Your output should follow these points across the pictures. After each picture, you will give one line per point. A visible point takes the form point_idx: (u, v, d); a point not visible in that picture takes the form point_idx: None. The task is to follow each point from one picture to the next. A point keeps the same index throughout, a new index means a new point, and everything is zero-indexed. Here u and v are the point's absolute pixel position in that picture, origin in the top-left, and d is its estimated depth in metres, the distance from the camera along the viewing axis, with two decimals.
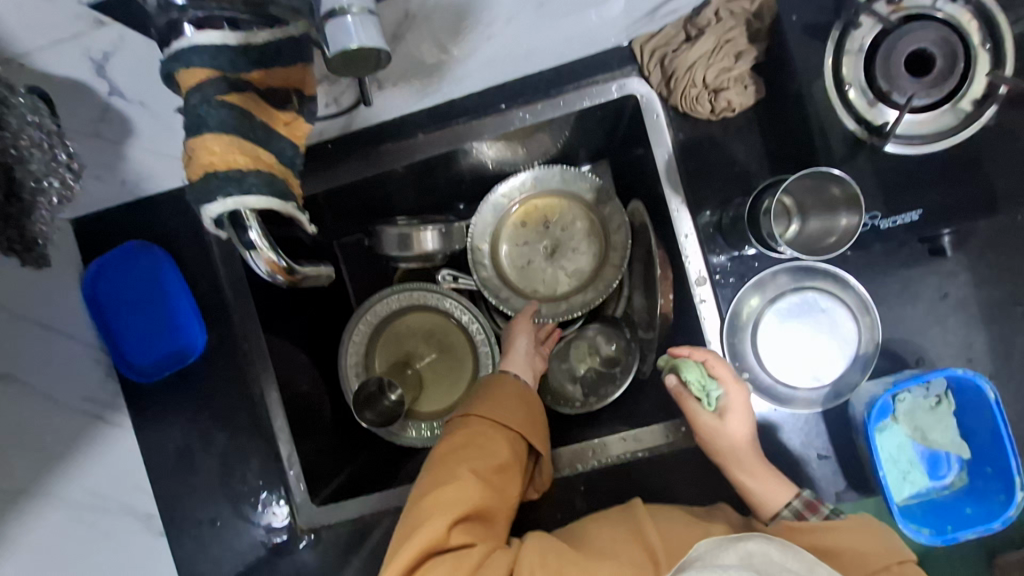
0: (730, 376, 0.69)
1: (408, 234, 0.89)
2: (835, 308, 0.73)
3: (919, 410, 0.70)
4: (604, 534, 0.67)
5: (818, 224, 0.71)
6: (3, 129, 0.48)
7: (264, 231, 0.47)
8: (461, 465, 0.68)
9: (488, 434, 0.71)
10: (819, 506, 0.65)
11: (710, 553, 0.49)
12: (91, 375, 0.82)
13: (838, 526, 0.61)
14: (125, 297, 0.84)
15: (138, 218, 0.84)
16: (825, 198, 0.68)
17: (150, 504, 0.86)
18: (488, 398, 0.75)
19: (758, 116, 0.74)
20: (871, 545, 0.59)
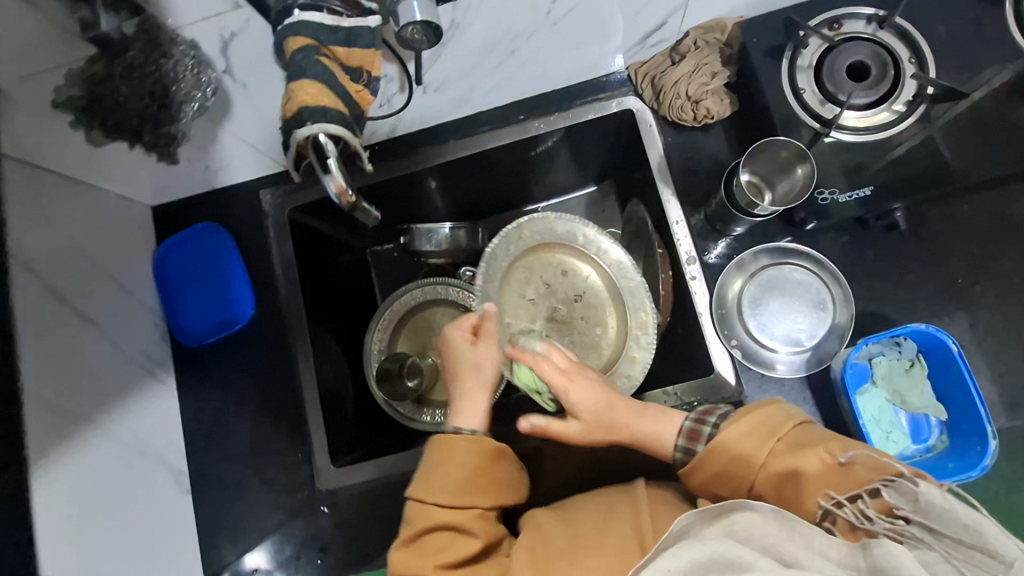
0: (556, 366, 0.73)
1: (437, 232, 1.05)
2: (812, 283, 0.83)
3: (896, 374, 0.79)
4: (597, 515, 0.70)
5: (784, 184, 0.83)
6: (167, 56, 0.72)
7: (340, 162, 0.60)
8: (434, 547, 0.65)
9: (456, 496, 0.67)
10: (699, 430, 0.67)
11: (692, 526, 0.53)
12: (149, 336, 0.93)
13: (719, 438, 0.63)
14: (185, 272, 0.97)
15: (209, 206, 1.00)
16: (779, 162, 0.82)
17: (181, 461, 0.93)
18: (441, 461, 0.69)
19: (733, 126, 0.90)
20: (749, 441, 0.61)
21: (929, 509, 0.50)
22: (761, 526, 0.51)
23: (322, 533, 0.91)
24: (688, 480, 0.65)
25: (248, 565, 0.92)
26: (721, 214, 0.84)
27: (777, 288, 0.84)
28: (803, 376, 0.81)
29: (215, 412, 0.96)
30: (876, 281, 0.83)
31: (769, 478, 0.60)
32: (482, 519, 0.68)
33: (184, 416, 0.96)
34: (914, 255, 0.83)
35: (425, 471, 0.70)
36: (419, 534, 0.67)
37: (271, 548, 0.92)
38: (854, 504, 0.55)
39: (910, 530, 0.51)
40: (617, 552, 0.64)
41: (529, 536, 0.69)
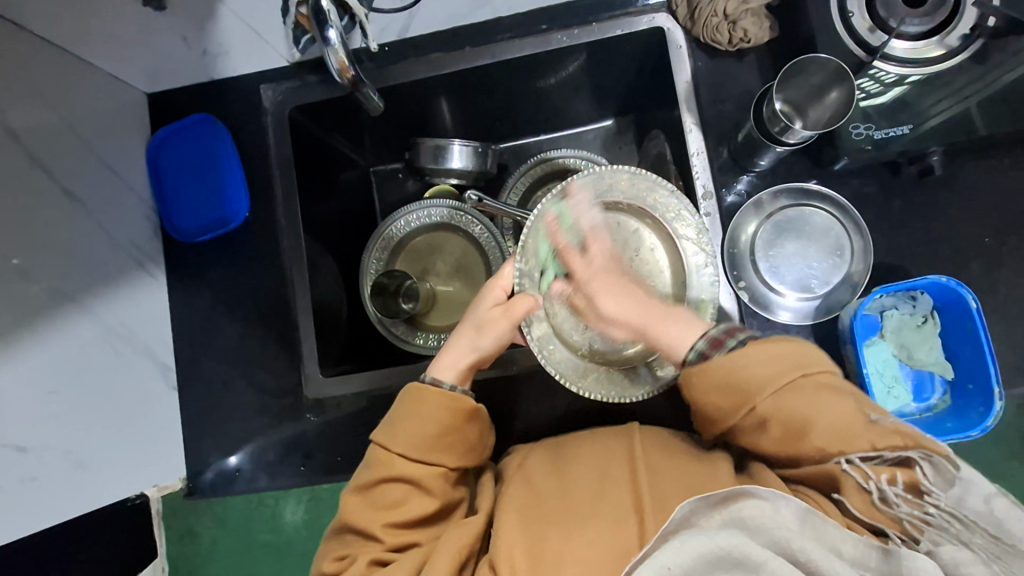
0: (580, 265, 0.73)
1: (442, 146, 0.98)
2: (833, 229, 0.79)
3: (906, 328, 0.75)
4: (593, 474, 0.66)
5: (819, 111, 0.76)
6: None
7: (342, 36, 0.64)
8: (393, 501, 0.67)
9: (421, 456, 0.67)
10: (723, 341, 0.64)
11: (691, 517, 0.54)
12: (140, 227, 0.90)
13: (747, 357, 0.61)
14: (182, 166, 0.94)
15: (209, 97, 0.95)
16: (812, 87, 0.75)
17: (168, 357, 0.91)
18: (405, 415, 0.68)
19: (771, 55, 0.83)
20: (775, 369, 0.60)
21: (963, 502, 0.53)
22: (771, 516, 0.53)
23: (306, 439, 0.91)
24: (689, 387, 0.64)
25: (231, 464, 0.91)
26: (746, 147, 0.79)
27: (795, 230, 0.80)
28: (810, 324, 0.78)
29: (205, 310, 0.94)
30: (900, 233, 0.79)
31: (775, 403, 0.59)
32: (442, 477, 0.68)
33: (173, 313, 0.94)
34: (943, 209, 0.79)
35: (390, 423, 0.69)
36: (376, 481, 0.67)
37: (256, 450, 0.91)
38: (879, 478, 0.56)
39: (936, 519, 0.53)
40: (612, 518, 0.60)
41: (519, 497, 0.65)
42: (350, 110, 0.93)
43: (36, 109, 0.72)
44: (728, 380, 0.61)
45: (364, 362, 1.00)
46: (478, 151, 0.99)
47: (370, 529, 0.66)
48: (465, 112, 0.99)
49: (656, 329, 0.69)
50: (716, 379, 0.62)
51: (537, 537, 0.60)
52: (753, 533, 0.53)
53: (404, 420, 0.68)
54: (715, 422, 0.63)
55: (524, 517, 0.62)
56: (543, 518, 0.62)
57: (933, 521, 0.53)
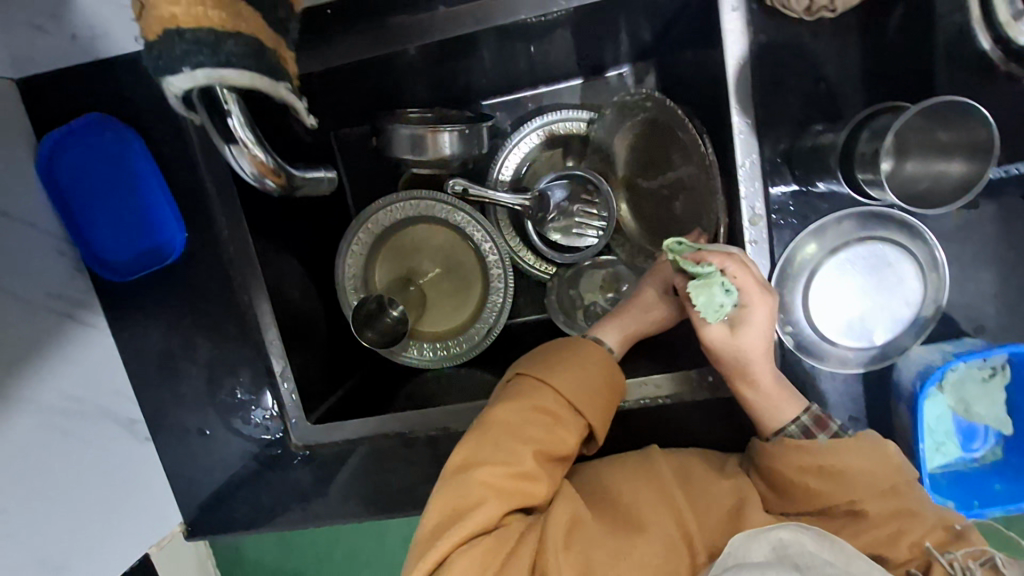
0: (754, 286, 0.63)
1: (422, 135, 0.76)
2: (902, 263, 0.65)
3: (969, 382, 0.65)
4: (633, 488, 0.65)
5: (915, 167, 0.59)
6: None
7: (249, 121, 0.38)
8: (529, 433, 0.64)
9: (578, 397, 0.67)
10: (828, 424, 0.64)
11: (742, 548, 0.55)
12: (55, 270, 0.73)
13: (848, 446, 0.61)
14: (89, 185, 0.74)
15: (104, 86, 0.72)
16: (934, 140, 0.56)
17: (133, 409, 0.81)
18: (575, 365, 0.69)
19: (859, 26, 0.61)
20: (886, 471, 0.60)
21: None
22: (807, 554, 0.54)
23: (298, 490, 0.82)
24: (783, 468, 0.62)
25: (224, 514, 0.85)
26: (810, 160, 0.61)
27: (858, 264, 0.66)
28: (860, 373, 0.67)
29: (160, 354, 0.81)
30: (986, 267, 0.65)
31: (878, 504, 0.60)
32: (585, 426, 0.67)
33: (125, 358, 0.81)
34: None
35: (551, 359, 0.69)
36: (529, 406, 0.66)
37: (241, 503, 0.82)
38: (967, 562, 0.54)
39: None
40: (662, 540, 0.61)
41: (568, 509, 0.63)
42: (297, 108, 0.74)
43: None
44: (824, 467, 0.61)
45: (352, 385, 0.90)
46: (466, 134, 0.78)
47: (510, 449, 0.63)
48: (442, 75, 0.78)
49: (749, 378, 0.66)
50: (816, 458, 0.61)
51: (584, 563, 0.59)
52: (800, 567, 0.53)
53: (564, 362, 0.69)
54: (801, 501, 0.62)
55: (576, 533, 0.61)
56: (598, 529, 0.62)
57: None
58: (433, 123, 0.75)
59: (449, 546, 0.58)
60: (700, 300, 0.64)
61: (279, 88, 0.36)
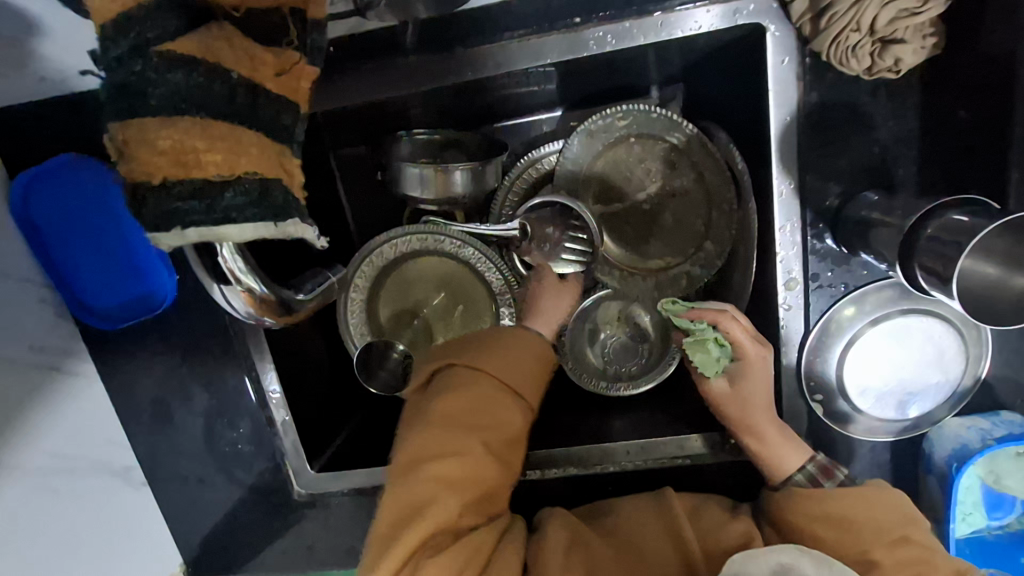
0: (748, 336, 0.63)
1: (429, 174, 0.70)
2: (946, 335, 0.62)
3: (1001, 456, 0.63)
4: (640, 526, 0.65)
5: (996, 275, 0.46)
6: None
7: (238, 258, 0.45)
8: (472, 431, 0.59)
9: (498, 395, 0.61)
10: (834, 471, 0.62)
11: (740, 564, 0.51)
12: (37, 320, 0.67)
13: (853, 492, 0.60)
14: (68, 227, 0.67)
15: (86, 121, 0.66)
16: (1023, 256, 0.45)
17: (128, 456, 0.77)
18: (489, 349, 0.63)
19: (921, 82, 0.55)
20: (893, 517, 0.59)
21: None
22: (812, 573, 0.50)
23: (303, 539, 0.79)
24: (787, 514, 0.61)
25: (226, 561, 0.82)
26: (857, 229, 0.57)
27: (899, 336, 0.62)
28: (890, 441, 0.65)
29: (154, 400, 0.76)
30: None
31: (890, 551, 0.57)
32: (527, 410, 0.63)
33: (117, 403, 0.77)
34: None
35: (486, 346, 0.63)
36: (476, 408, 0.60)
37: (248, 548, 0.80)
38: None
39: None
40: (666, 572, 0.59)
41: (561, 534, 0.62)
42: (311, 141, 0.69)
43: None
44: (827, 512, 0.60)
45: (352, 425, 0.86)
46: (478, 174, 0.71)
47: (459, 448, 0.58)
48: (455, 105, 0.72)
49: (758, 429, 0.64)
50: (825, 507, 0.60)
51: None
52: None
53: (494, 351, 0.63)
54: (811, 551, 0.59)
55: (574, 558, 0.60)
56: (602, 556, 0.61)
57: None
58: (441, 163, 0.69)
59: (410, 555, 0.55)
60: (697, 356, 0.65)
61: (274, 229, 0.42)
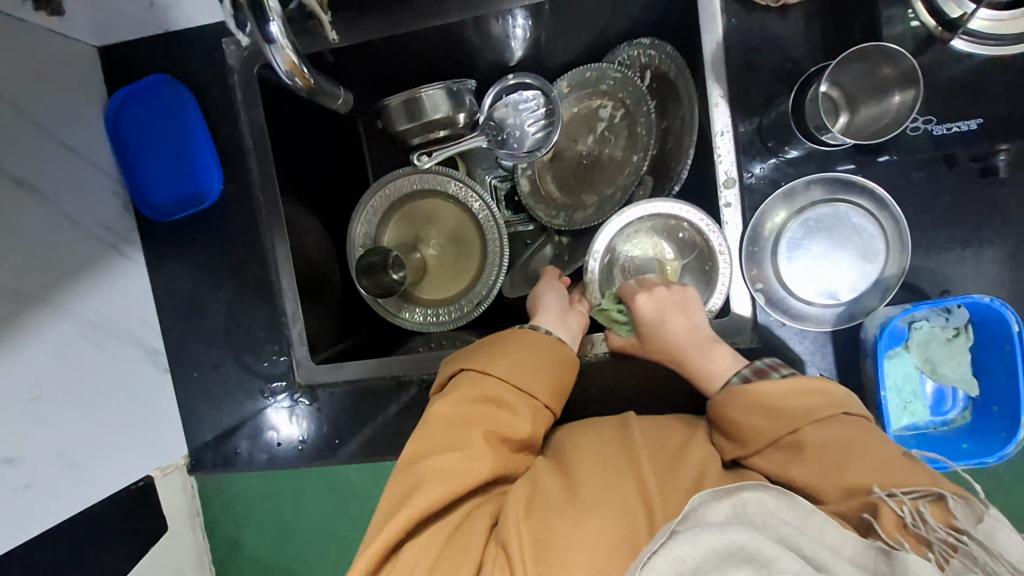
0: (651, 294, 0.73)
1: (410, 99, 0.86)
2: (867, 228, 0.70)
3: (934, 342, 0.69)
4: (593, 465, 0.62)
5: (869, 114, 0.67)
6: None
7: (285, 26, 0.48)
8: (471, 427, 0.63)
9: (502, 393, 0.67)
10: (769, 371, 0.64)
11: (701, 510, 0.48)
12: (108, 206, 0.83)
13: (785, 392, 0.60)
14: (145, 135, 0.85)
15: (170, 55, 0.85)
16: (875, 80, 0.64)
17: (156, 340, 0.90)
18: (507, 350, 0.70)
19: (822, 8, 0.69)
20: (816, 402, 0.58)
21: (996, 539, 0.45)
22: (772, 512, 0.48)
23: (300, 423, 0.90)
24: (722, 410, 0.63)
25: (230, 446, 0.92)
26: (778, 127, 0.69)
27: (825, 229, 0.71)
28: (827, 331, 0.71)
29: (188, 291, 0.90)
30: (945, 232, 0.70)
31: (819, 434, 0.57)
32: (536, 410, 0.68)
33: (156, 294, 0.91)
34: (997, 208, 0.70)
35: (494, 352, 0.71)
36: (473, 399, 0.66)
37: (252, 428, 0.91)
38: (911, 504, 0.48)
39: (966, 546, 0.45)
40: (620, 508, 0.55)
41: (523, 491, 0.60)
42: (330, 57, 0.81)
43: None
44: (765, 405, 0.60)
45: (355, 340, 0.96)
46: (452, 90, 0.85)
47: (459, 437, 0.63)
48: (450, 60, 0.86)
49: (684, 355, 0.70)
50: (762, 399, 0.61)
51: (542, 537, 0.54)
52: (759, 528, 0.47)
53: (506, 350, 0.70)
54: (746, 442, 0.60)
55: (535, 506, 0.58)
56: (561, 503, 0.58)
57: (963, 548, 0.45)
58: (415, 85, 0.84)
59: (397, 536, 0.55)
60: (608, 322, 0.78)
61: None
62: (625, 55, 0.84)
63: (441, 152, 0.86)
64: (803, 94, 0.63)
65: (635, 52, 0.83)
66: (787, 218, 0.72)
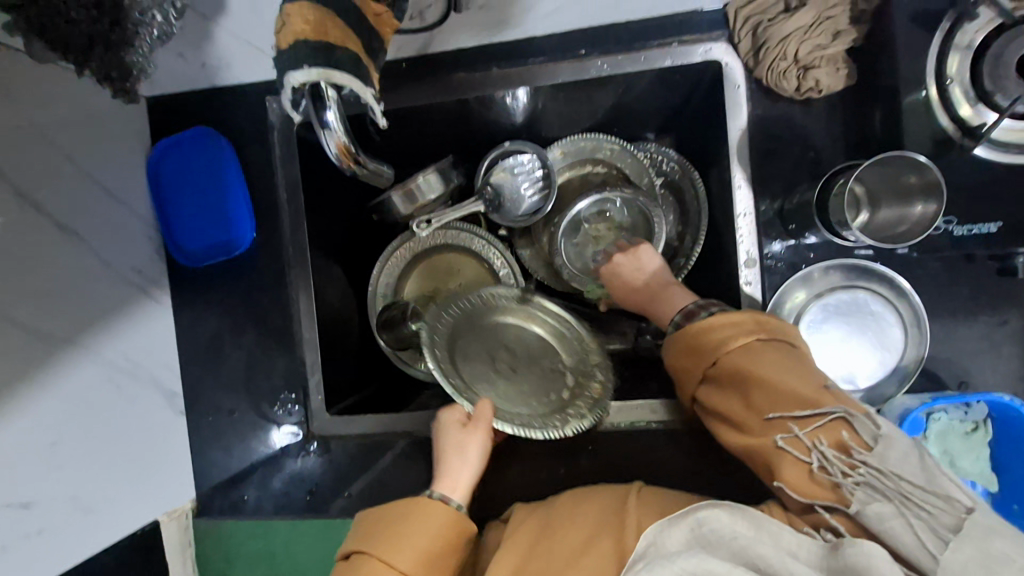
0: (622, 256, 0.81)
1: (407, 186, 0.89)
2: (886, 315, 0.71)
3: (953, 434, 0.68)
4: (570, 535, 0.62)
5: (888, 215, 0.69)
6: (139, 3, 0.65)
7: (342, 114, 0.50)
8: None
9: None
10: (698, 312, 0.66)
11: (659, 544, 0.51)
12: (142, 250, 0.85)
13: (717, 323, 0.63)
14: (184, 183, 0.88)
15: (215, 108, 0.89)
16: (898, 185, 0.66)
17: (175, 382, 0.91)
18: (396, 532, 0.59)
19: (844, 102, 0.72)
20: (740, 331, 0.61)
21: (886, 457, 0.50)
22: (727, 526, 0.50)
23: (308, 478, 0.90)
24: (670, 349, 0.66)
25: (238, 493, 0.90)
26: (799, 212, 0.71)
27: (844, 313, 0.72)
28: None
29: (210, 334, 0.92)
30: (965, 323, 0.71)
31: (747, 363, 0.59)
32: None
33: (179, 336, 0.92)
34: (1017, 303, 0.71)
35: (384, 533, 0.60)
36: None
37: (262, 479, 0.90)
38: (814, 441, 0.53)
39: (863, 471, 0.50)
40: (593, 573, 0.57)
41: (506, 569, 0.61)
42: (377, 136, 0.86)
43: (10, 125, 0.65)
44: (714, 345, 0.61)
45: (368, 391, 0.96)
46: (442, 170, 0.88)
47: None
48: (477, 128, 0.88)
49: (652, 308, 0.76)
50: (708, 336, 0.62)
51: None
52: (714, 547, 0.50)
53: (398, 534, 0.59)
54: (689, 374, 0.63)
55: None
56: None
57: (860, 475, 0.50)
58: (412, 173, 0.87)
59: None
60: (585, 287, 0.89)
61: (362, 86, 0.50)
62: (650, 154, 0.89)
63: (442, 220, 0.86)
64: (827, 189, 0.66)
65: (659, 158, 0.89)
66: (807, 299, 0.72)
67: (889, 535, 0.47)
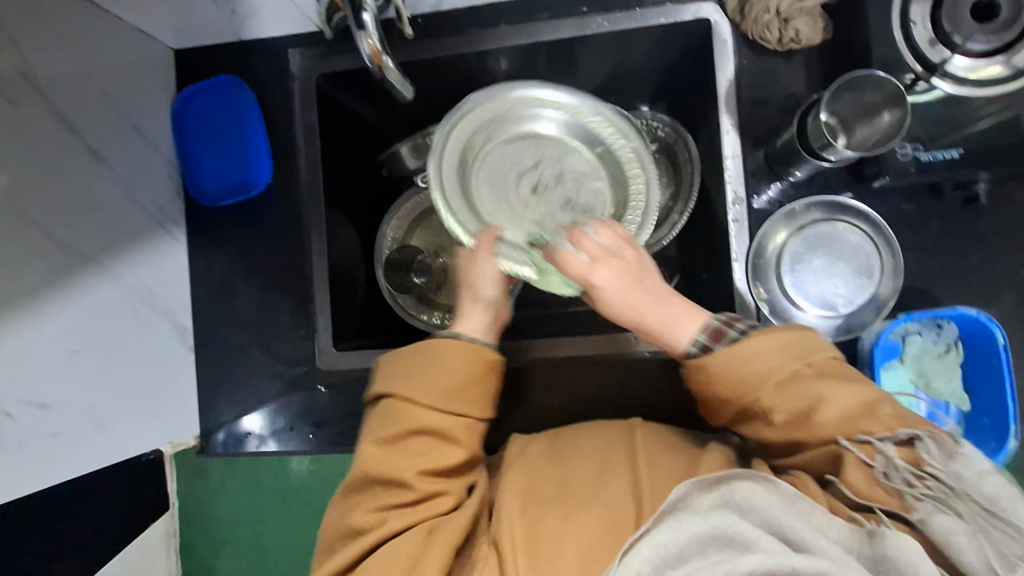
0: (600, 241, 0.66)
1: (420, 143, 0.94)
2: (864, 247, 0.77)
3: (928, 356, 0.75)
4: (588, 465, 0.64)
5: (866, 129, 0.75)
6: None
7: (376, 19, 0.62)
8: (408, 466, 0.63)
9: (438, 421, 0.65)
10: (723, 333, 0.63)
11: (688, 499, 0.53)
12: (163, 188, 0.90)
13: (748, 347, 0.60)
14: (206, 129, 0.93)
15: (239, 60, 0.95)
16: (863, 104, 0.74)
17: (186, 318, 0.94)
18: (429, 367, 0.66)
19: (822, 55, 0.79)
20: (787, 353, 0.60)
21: (961, 477, 0.54)
22: (761, 497, 0.53)
23: (314, 412, 0.94)
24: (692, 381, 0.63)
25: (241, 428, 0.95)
26: (784, 153, 0.77)
27: (825, 246, 0.77)
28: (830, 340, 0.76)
29: (223, 274, 0.96)
30: (931, 256, 0.79)
31: (783, 393, 0.59)
32: (468, 429, 0.66)
33: (192, 274, 0.96)
34: (975, 239, 0.79)
35: (413, 375, 0.67)
36: (401, 435, 0.64)
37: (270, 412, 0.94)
38: (880, 454, 0.56)
39: (934, 485, 0.54)
40: (609, 505, 0.58)
41: (516, 481, 0.63)
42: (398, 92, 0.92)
43: (55, 49, 0.69)
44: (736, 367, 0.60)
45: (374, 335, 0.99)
46: None
47: (399, 475, 0.63)
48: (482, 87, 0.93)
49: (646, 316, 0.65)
50: (741, 358, 0.60)
51: (532, 524, 0.57)
52: (744, 512, 0.52)
53: (427, 370, 0.66)
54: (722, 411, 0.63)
55: (527, 499, 0.60)
56: (550, 499, 0.60)
57: (932, 489, 0.54)
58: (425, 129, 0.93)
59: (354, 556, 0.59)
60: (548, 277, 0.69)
61: None
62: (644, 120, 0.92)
63: None
64: (803, 122, 0.72)
65: (653, 122, 0.92)
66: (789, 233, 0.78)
67: (956, 549, 0.50)
